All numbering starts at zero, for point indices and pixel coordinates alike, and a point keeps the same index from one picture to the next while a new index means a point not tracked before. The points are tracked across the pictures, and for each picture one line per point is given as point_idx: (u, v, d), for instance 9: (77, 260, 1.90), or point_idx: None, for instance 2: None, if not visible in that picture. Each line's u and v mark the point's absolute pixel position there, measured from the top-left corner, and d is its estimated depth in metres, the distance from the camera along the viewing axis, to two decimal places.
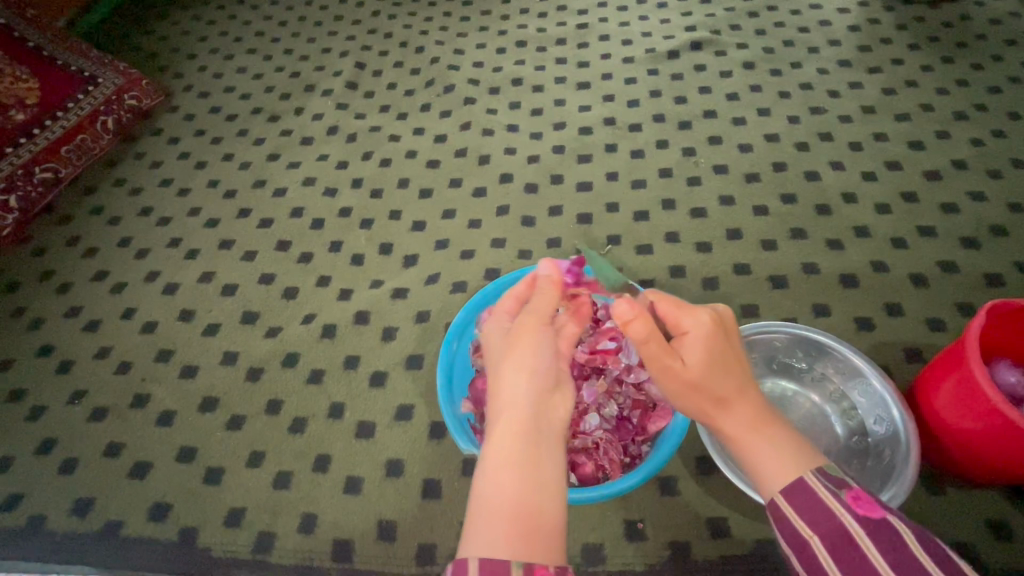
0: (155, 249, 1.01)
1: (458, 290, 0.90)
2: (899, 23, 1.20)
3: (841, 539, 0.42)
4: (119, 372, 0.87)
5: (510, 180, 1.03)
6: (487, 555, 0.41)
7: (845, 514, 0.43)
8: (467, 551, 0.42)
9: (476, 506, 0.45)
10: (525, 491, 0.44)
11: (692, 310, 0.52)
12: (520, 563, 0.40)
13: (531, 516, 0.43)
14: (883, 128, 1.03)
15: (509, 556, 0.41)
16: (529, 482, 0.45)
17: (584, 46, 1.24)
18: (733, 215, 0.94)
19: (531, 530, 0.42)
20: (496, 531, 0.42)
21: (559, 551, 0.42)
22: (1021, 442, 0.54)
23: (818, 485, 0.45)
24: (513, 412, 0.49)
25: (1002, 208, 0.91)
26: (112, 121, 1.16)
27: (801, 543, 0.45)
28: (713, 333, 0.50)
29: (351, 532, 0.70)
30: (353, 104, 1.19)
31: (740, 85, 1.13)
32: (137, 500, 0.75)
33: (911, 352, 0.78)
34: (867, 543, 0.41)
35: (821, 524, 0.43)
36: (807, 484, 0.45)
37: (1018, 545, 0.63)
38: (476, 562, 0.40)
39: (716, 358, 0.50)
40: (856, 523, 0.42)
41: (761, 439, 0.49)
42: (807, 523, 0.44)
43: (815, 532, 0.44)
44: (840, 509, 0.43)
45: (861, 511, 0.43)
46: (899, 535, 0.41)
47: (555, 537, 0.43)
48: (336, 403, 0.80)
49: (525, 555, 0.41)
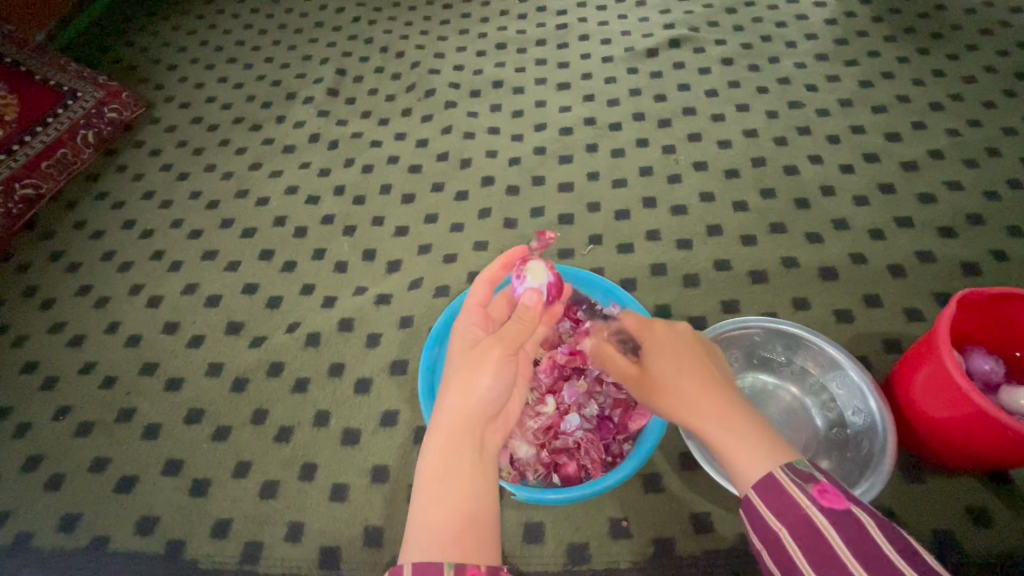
0: (138, 262, 1.01)
1: (441, 294, 0.90)
2: (875, 16, 1.21)
3: (808, 533, 0.42)
4: (104, 387, 0.87)
5: (492, 182, 1.03)
6: (420, 556, 0.42)
7: (810, 505, 0.43)
8: (404, 557, 0.43)
9: (416, 513, 0.45)
10: (459, 499, 0.46)
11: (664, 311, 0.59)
12: (451, 563, 0.41)
13: (467, 524, 0.44)
14: (860, 120, 1.04)
15: (443, 557, 0.42)
16: (473, 492, 0.46)
17: (564, 46, 1.25)
18: (713, 212, 0.95)
19: (465, 533, 0.44)
20: (431, 534, 0.43)
21: (488, 553, 0.44)
22: (993, 429, 0.54)
23: (784, 479, 0.45)
24: (460, 423, 0.51)
25: (978, 197, 0.91)
26: (92, 135, 1.16)
27: (772, 538, 0.45)
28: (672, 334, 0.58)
29: (338, 539, 0.71)
30: (335, 111, 1.19)
31: (718, 82, 1.14)
32: (123, 514, 0.75)
33: (890, 343, 0.79)
34: (832, 533, 0.41)
35: (789, 516, 0.44)
36: (773, 479, 0.45)
37: (996, 530, 0.64)
38: (410, 562, 0.42)
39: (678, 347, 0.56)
40: (820, 514, 0.42)
41: (722, 425, 0.49)
42: (776, 517, 0.44)
43: (783, 525, 0.44)
44: (804, 500, 0.43)
45: (825, 503, 0.43)
46: (864, 525, 0.41)
47: (489, 539, 0.44)
48: (322, 411, 0.81)
49: (458, 557, 0.42)
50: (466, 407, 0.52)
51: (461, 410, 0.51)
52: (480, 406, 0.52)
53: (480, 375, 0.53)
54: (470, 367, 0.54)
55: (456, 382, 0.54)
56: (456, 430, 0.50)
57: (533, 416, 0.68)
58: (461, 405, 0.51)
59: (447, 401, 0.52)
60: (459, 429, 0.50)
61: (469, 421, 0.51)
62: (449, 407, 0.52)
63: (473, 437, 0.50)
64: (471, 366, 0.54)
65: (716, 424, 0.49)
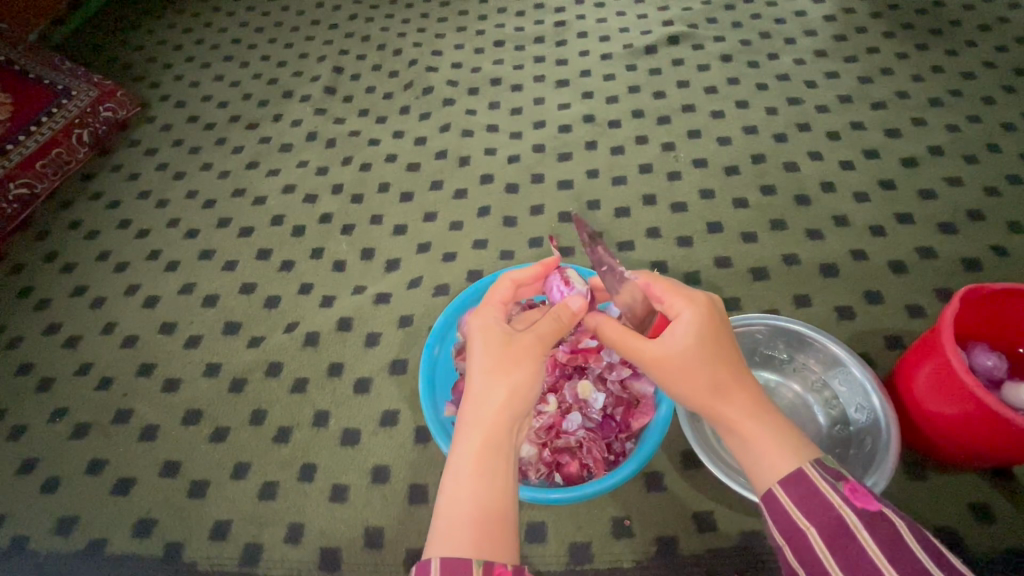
0: (134, 262, 1.00)
1: (441, 293, 0.90)
2: (873, 12, 1.21)
3: (839, 533, 0.41)
4: (99, 388, 0.86)
5: (491, 180, 1.03)
6: (449, 551, 0.42)
7: (843, 505, 0.42)
8: (431, 551, 0.43)
9: (443, 508, 0.45)
10: (491, 497, 0.45)
11: (689, 299, 0.53)
12: (480, 561, 0.42)
13: (492, 521, 0.44)
14: (860, 117, 1.04)
15: (473, 554, 0.42)
16: (504, 492, 0.46)
17: (562, 44, 1.24)
18: (714, 208, 0.94)
19: (496, 530, 0.44)
20: (461, 530, 0.43)
21: (515, 551, 0.44)
22: (998, 427, 0.53)
23: (817, 478, 0.44)
24: (493, 421, 0.49)
25: (977, 192, 0.91)
26: (87, 134, 1.15)
27: (797, 535, 0.43)
28: (704, 319, 0.51)
29: (339, 540, 0.70)
30: (333, 109, 1.18)
31: (717, 78, 1.13)
32: (121, 516, 0.74)
33: (892, 340, 0.79)
34: (865, 535, 0.40)
35: (818, 515, 0.42)
36: (804, 475, 0.44)
37: (1000, 526, 0.64)
38: (438, 558, 0.42)
39: (709, 344, 0.50)
40: (853, 515, 0.41)
41: (759, 423, 0.48)
42: (804, 515, 0.43)
43: (812, 524, 0.42)
44: (837, 500, 0.42)
45: (858, 503, 0.42)
46: (897, 528, 0.40)
47: (511, 538, 0.45)
48: (321, 412, 0.80)
49: (487, 555, 0.42)
50: (499, 402, 0.50)
51: (493, 408, 0.50)
52: (509, 407, 0.50)
53: (513, 369, 0.52)
54: (502, 359, 0.52)
55: (485, 375, 0.52)
56: (486, 428, 0.49)
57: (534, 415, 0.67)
58: (493, 402, 0.50)
59: (476, 397, 0.51)
60: (492, 425, 0.49)
61: (502, 418, 0.49)
62: (478, 403, 0.50)
63: (507, 433, 0.49)
64: (502, 359, 0.52)
65: (753, 422, 0.48)
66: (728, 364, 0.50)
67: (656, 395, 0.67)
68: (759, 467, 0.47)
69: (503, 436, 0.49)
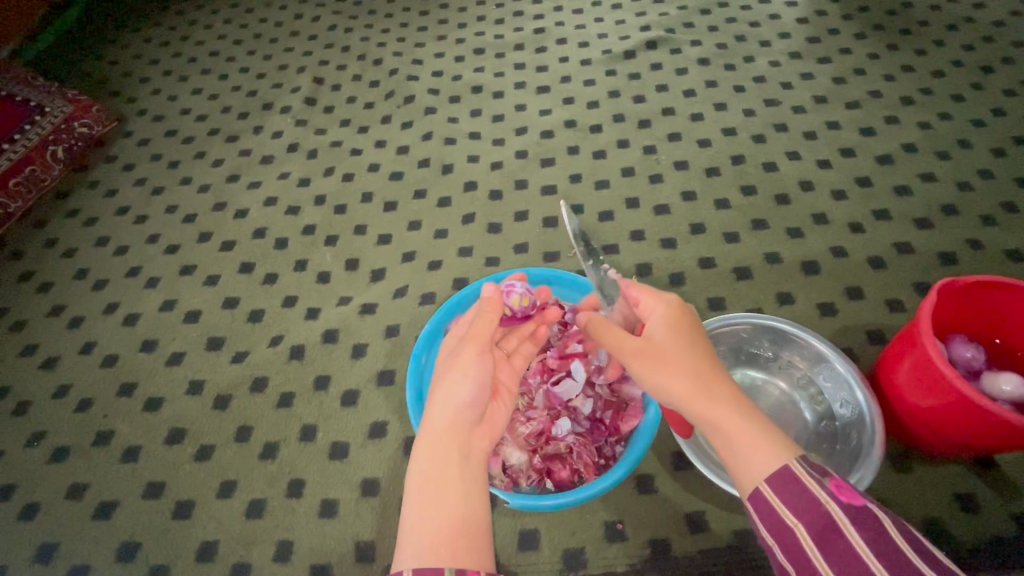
0: (113, 279, 0.98)
1: (427, 301, 0.89)
2: (845, 13, 1.23)
3: (826, 529, 0.40)
4: (79, 410, 0.84)
5: (474, 188, 1.02)
6: (420, 562, 0.41)
7: (829, 500, 0.41)
8: (401, 564, 0.42)
9: (406, 517, 0.45)
10: (454, 503, 0.45)
11: (659, 300, 0.56)
12: (453, 569, 0.41)
13: (459, 529, 0.44)
14: (836, 116, 1.06)
15: (445, 563, 0.41)
16: (467, 498, 0.46)
17: (542, 50, 1.25)
18: (696, 209, 0.95)
19: (462, 538, 0.43)
20: (426, 536, 0.43)
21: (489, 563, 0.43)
22: (976, 417, 0.55)
23: (803, 473, 0.43)
24: (446, 427, 0.50)
25: (952, 187, 0.93)
26: (62, 150, 1.13)
27: (785, 532, 0.42)
28: (673, 317, 0.54)
29: (328, 556, 0.69)
30: (314, 120, 1.18)
31: (696, 82, 1.15)
32: (104, 541, 0.73)
33: (874, 334, 0.80)
34: (850, 530, 0.39)
35: (806, 511, 0.41)
36: (790, 471, 0.43)
37: (983, 514, 0.65)
38: (409, 568, 0.41)
39: (680, 339, 0.52)
40: (839, 510, 0.41)
41: (740, 417, 0.47)
42: (791, 511, 0.42)
43: (799, 520, 0.42)
44: (823, 496, 0.41)
45: (844, 499, 0.41)
46: (881, 523, 0.40)
47: (483, 549, 0.44)
48: (308, 426, 0.79)
49: (459, 564, 0.41)
50: (455, 409, 0.52)
51: (448, 415, 0.51)
52: (461, 412, 0.52)
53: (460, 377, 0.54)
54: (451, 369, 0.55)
55: (438, 387, 0.54)
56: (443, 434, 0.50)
57: (523, 422, 0.67)
58: (447, 411, 0.51)
59: (433, 407, 0.52)
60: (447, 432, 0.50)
61: (456, 424, 0.51)
62: (438, 410, 0.51)
63: (465, 439, 0.50)
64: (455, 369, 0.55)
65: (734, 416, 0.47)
66: (703, 361, 0.50)
67: (644, 397, 0.67)
68: (744, 466, 0.45)
69: (460, 442, 0.50)
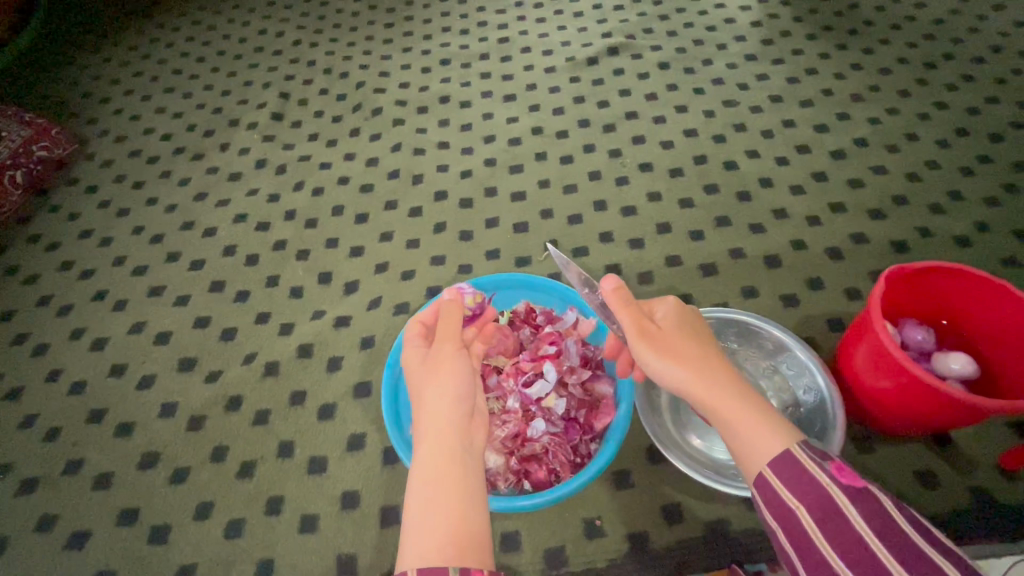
0: (78, 304, 0.96)
1: (401, 311, 0.89)
2: (796, 16, 1.28)
3: (827, 509, 0.41)
4: (46, 440, 0.82)
5: (445, 197, 1.03)
6: (425, 562, 0.41)
7: (830, 482, 0.42)
8: (405, 565, 0.42)
9: (410, 522, 0.45)
10: (454, 503, 0.46)
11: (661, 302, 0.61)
12: (457, 568, 0.41)
13: (459, 527, 0.44)
14: (791, 115, 1.10)
15: (449, 562, 0.42)
16: (462, 498, 0.46)
17: (507, 59, 1.27)
18: (662, 209, 0.98)
19: (463, 536, 0.44)
20: (431, 536, 0.43)
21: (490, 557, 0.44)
22: (928, 395, 0.58)
23: (803, 457, 0.44)
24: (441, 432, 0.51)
25: (901, 179, 0.98)
26: (21, 175, 1.09)
27: (788, 515, 0.43)
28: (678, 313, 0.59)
29: (309, 572, 0.69)
30: (281, 135, 1.17)
31: (657, 86, 1.18)
32: (76, 572, 0.71)
33: (834, 322, 0.83)
34: (850, 510, 0.40)
35: (807, 493, 0.42)
36: (791, 454, 0.44)
37: (942, 489, 0.68)
38: (413, 569, 0.41)
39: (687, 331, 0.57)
40: (840, 491, 0.41)
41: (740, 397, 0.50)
42: (792, 493, 0.43)
43: (800, 501, 0.42)
44: (824, 478, 0.42)
45: (845, 480, 0.42)
46: (880, 502, 0.40)
47: (483, 544, 0.44)
48: (285, 442, 0.78)
49: (460, 561, 0.42)
50: (445, 413, 0.52)
51: (441, 419, 0.52)
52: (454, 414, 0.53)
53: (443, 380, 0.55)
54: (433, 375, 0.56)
55: (424, 395, 0.55)
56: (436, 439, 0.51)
57: (499, 425, 0.68)
58: (439, 415, 0.52)
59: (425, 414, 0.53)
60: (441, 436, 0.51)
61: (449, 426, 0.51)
62: (429, 420, 0.52)
63: (458, 441, 0.51)
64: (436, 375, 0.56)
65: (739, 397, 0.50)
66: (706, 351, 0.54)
67: (615, 395, 0.70)
68: (751, 448, 0.47)
69: (455, 442, 0.50)
